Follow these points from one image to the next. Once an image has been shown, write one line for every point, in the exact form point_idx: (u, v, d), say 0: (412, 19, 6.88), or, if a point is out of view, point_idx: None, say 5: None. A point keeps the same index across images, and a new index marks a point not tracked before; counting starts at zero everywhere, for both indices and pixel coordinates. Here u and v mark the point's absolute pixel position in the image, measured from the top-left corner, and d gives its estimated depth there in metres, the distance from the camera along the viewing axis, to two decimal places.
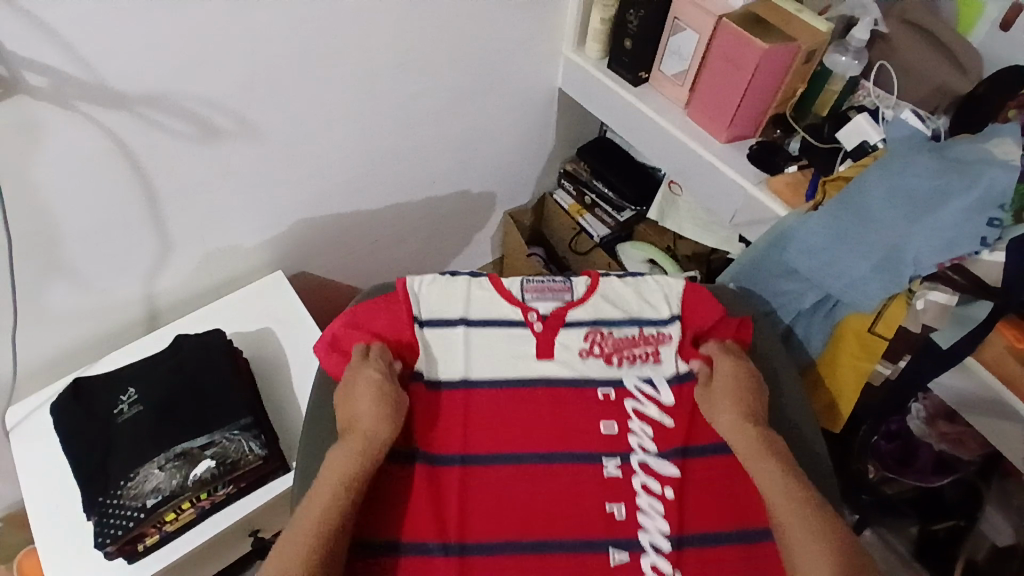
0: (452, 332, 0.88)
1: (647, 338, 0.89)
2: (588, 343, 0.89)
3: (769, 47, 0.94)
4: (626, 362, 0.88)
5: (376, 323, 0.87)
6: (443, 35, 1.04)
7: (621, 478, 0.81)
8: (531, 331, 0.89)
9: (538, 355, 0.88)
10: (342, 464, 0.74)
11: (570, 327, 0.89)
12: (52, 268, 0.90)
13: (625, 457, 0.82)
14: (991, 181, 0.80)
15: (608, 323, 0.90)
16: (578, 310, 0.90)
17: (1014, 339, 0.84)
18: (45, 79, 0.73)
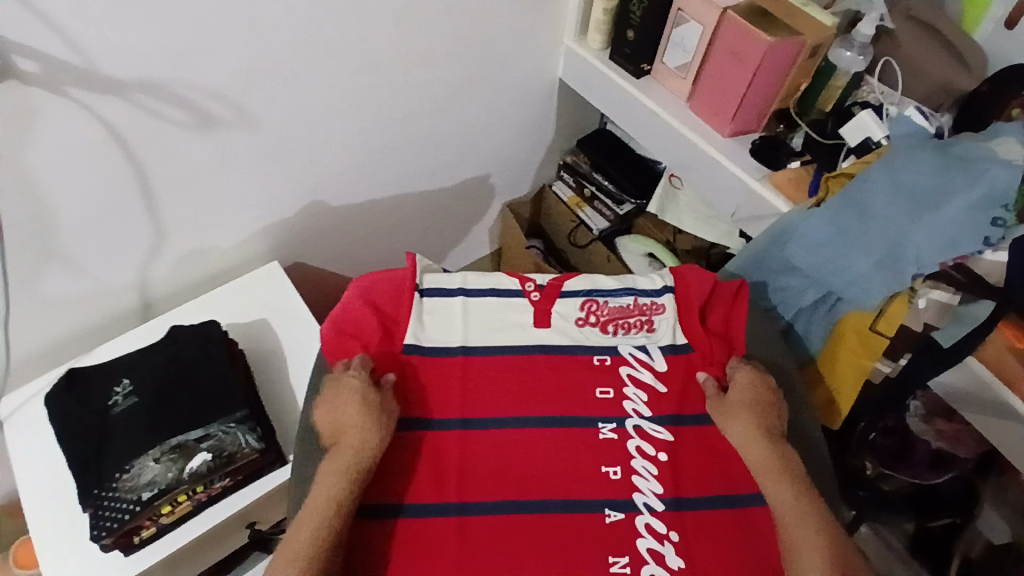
0: (451, 301, 0.88)
1: (641, 308, 0.90)
2: (583, 312, 0.89)
3: (773, 41, 0.93)
4: (620, 331, 0.88)
5: (377, 293, 0.87)
6: (443, 24, 1.03)
7: (616, 441, 0.81)
8: (528, 300, 0.89)
9: (536, 324, 0.88)
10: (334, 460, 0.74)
11: (565, 298, 0.90)
12: (46, 257, 0.89)
13: (621, 421, 0.82)
14: (994, 180, 0.80)
15: (603, 292, 0.90)
16: (574, 280, 0.91)
17: (1014, 339, 0.85)
18: (37, 65, 0.72)
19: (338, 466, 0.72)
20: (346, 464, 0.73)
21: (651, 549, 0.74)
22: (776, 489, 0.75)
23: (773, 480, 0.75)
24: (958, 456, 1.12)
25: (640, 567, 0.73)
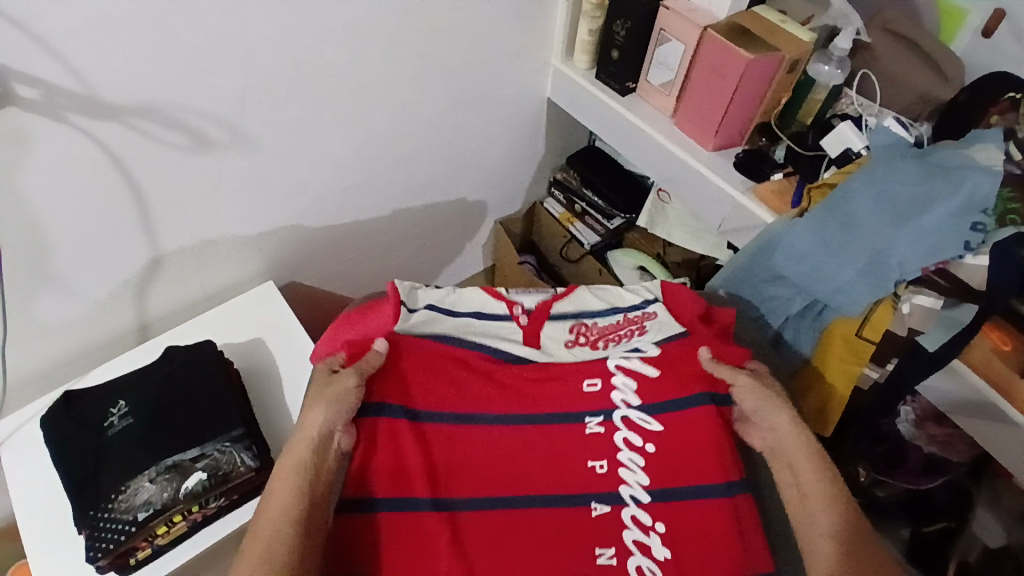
0: (443, 319, 0.88)
1: (632, 321, 0.91)
2: (573, 334, 0.89)
3: (753, 57, 0.96)
4: (611, 344, 0.89)
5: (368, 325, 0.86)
6: (434, 46, 1.06)
7: (603, 435, 0.81)
8: (517, 324, 0.89)
9: (526, 343, 0.88)
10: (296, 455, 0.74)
11: (554, 320, 0.90)
12: (44, 279, 0.90)
13: (608, 414, 0.82)
14: (973, 187, 0.82)
15: (591, 315, 0.92)
16: (562, 302, 0.92)
17: (999, 341, 0.85)
18: (36, 91, 0.74)
19: (305, 460, 0.73)
20: (308, 458, 0.73)
21: (636, 540, 0.76)
22: (806, 473, 0.76)
23: (803, 465, 0.76)
24: (949, 460, 1.13)
25: (626, 559, 0.75)
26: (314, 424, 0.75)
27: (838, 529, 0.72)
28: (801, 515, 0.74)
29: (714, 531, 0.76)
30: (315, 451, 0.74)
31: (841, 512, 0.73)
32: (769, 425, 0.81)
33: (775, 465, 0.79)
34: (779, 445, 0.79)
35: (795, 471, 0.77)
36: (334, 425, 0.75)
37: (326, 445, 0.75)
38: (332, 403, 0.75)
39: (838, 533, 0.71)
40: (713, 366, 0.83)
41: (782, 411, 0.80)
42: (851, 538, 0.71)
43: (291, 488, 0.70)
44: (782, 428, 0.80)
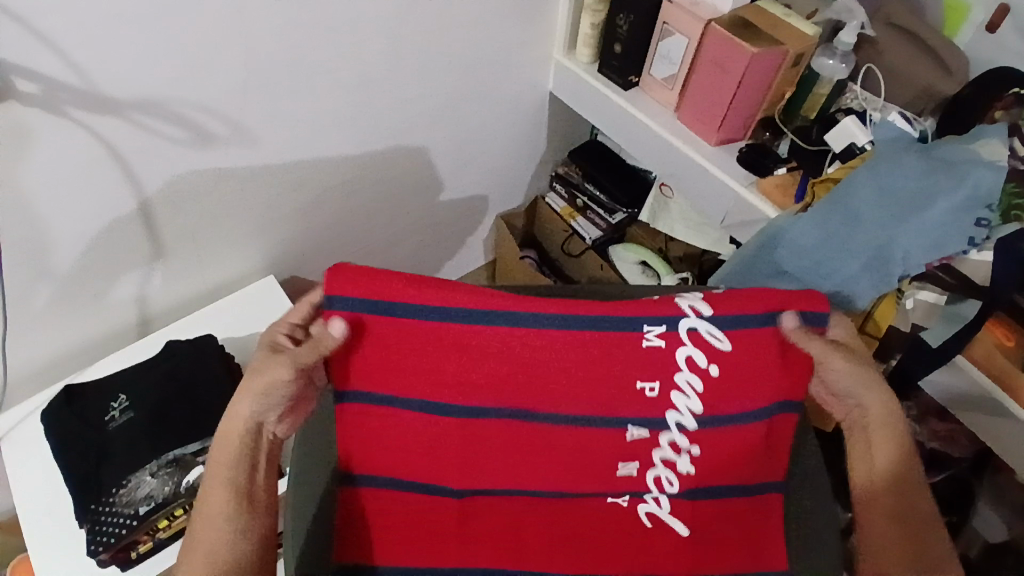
0: None
1: None
2: None
3: (757, 51, 0.95)
4: None
5: None
6: (436, 40, 1.05)
7: (663, 350, 0.70)
8: None
9: None
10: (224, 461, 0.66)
11: None
12: (44, 274, 0.90)
13: (672, 325, 0.70)
14: (979, 181, 0.81)
15: None
16: None
17: (1003, 337, 0.86)
18: (37, 86, 0.74)
19: (235, 465, 0.66)
20: (243, 454, 0.67)
21: (664, 458, 0.73)
22: (882, 456, 0.71)
23: (881, 447, 0.71)
24: (951, 455, 1.13)
25: (647, 470, 0.74)
26: (241, 418, 0.67)
27: (905, 520, 0.69)
28: (868, 499, 0.71)
29: (740, 451, 0.74)
30: (246, 444, 0.67)
31: (910, 503, 0.70)
32: (854, 400, 0.72)
33: (852, 436, 0.73)
34: (863, 420, 0.72)
35: (872, 452, 0.71)
36: (263, 417, 0.67)
37: (258, 435, 0.68)
38: (260, 395, 0.66)
39: (905, 526, 0.69)
40: (803, 341, 0.70)
41: (873, 389, 0.70)
42: (918, 530, 0.69)
43: (222, 506, 0.65)
44: (869, 404, 0.71)
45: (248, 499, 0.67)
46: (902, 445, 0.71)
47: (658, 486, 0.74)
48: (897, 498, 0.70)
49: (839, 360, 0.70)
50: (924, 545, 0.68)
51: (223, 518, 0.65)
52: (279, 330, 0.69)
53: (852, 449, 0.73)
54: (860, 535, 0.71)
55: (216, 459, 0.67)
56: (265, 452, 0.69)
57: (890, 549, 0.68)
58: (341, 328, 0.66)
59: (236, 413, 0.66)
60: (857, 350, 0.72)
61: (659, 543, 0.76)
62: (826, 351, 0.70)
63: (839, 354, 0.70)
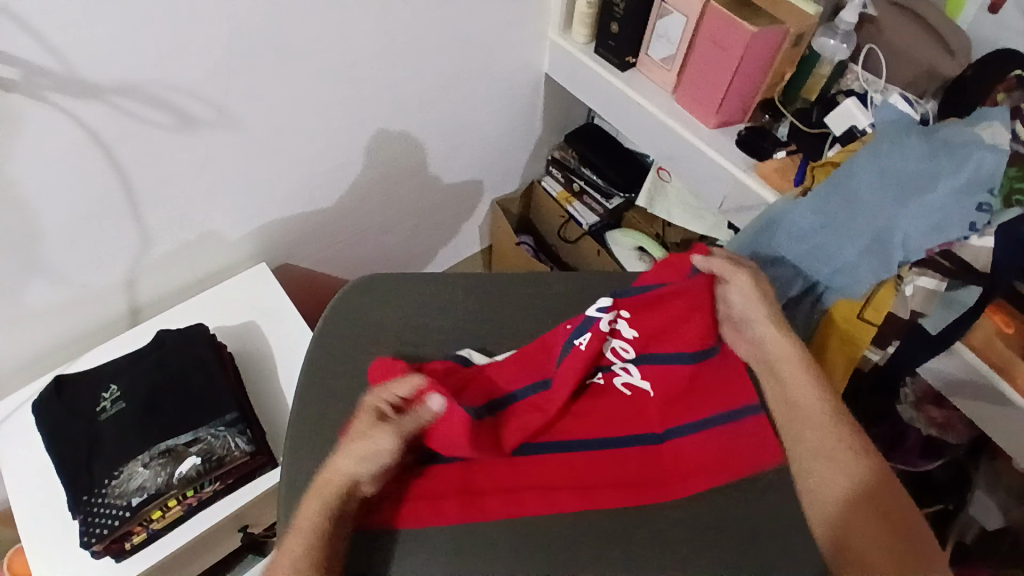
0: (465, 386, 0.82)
1: None
2: None
3: (757, 30, 0.93)
4: None
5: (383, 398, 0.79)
6: (426, 20, 1.02)
7: (593, 341, 0.73)
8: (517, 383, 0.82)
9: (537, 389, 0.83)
10: (306, 521, 0.63)
11: None
12: (30, 265, 0.88)
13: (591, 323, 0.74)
14: (979, 165, 0.80)
15: None
16: None
17: (1003, 324, 0.85)
18: (16, 70, 0.71)
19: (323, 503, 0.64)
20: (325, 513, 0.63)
21: (627, 382, 0.79)
22: (807, 397, 0.72)
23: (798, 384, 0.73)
24: (948, 441, 1.13)
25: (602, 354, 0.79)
26: (338, 476, 0.65)
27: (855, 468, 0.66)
28: (807, 461, 0.69)
29: (677, 309, 0.76)
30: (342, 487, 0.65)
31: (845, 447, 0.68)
32: (757, 337, 0.76)
33: (768, 376, 0.76)
34: (770, 361, 0.75)
35: (789, 391, 0.73)
36: (361, 477, 0.65)
37: (349, 497, 0.65)
38: (368, 456, 0.65)
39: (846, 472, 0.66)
40: (716, 263, 0.76)
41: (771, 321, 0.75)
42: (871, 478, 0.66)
43: (295, 561, 0.60)
44: (771, 338, 0.75)
45: (329, 549, 0.62)
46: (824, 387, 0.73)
47: (616, 356, 0.79)
48: (832, 439, 0.69)
49: (745, 278, 0.76)
50: (880, 493, 0.65)
51: (303, 566, 0.60)
52: (382, 396, 0.69)
53: (773, 395, 0.75)
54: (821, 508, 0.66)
55: (306, 511, 0.64)
56: (349, 511, 0.65)
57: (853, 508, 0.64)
58: (441, 403, 0.68)
59: (334, 471, 0.65)
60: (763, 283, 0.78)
61: (643, 407, 0.78)
62: (732, 269, 0.76)
63: (745, 274, 0.76)
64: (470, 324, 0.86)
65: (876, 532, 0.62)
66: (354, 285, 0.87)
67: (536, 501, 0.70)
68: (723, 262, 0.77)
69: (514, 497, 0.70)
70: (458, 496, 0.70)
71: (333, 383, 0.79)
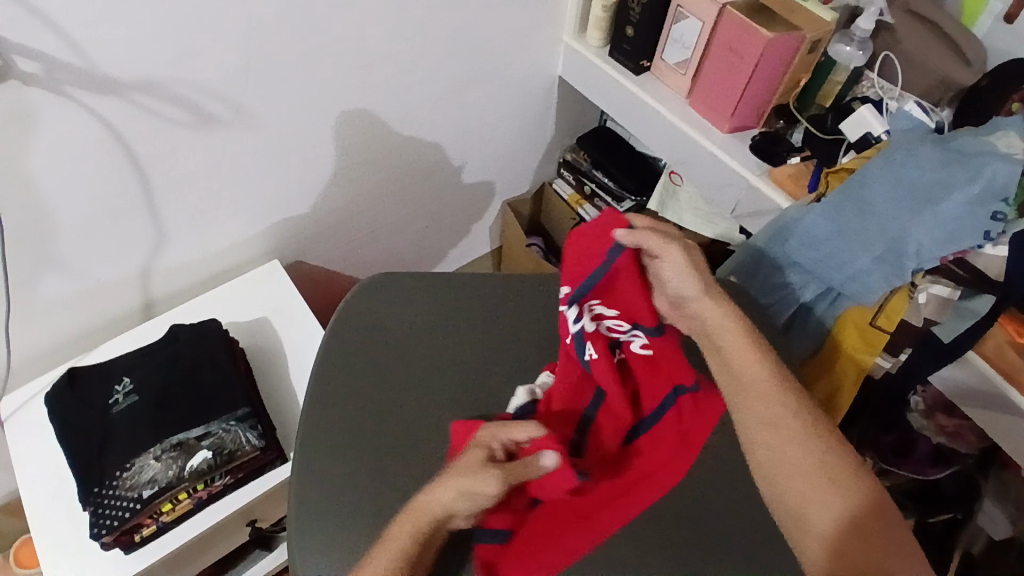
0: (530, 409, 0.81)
1: None
2: None
3: (772, 36, 0.93)
4: None
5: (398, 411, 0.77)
6: (442, 21, 1.03)
7: (594, 347, 0.74)
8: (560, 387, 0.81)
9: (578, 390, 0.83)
10: (393, 549, 0.60)
11: None
12: (46, 258, 0.89)
13: (581, 333, 0.74)
14: (993, 174, 0.80)
15: None
16: None
17: (1015, 333, 0.84)
18: (38, 65, 0.72)
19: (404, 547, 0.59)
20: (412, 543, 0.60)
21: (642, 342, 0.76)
22: (746, 368, 0.70)
23: (737, 357, 0.71)
24: (958, 450, 1.12)
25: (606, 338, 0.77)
26: (436, 506, 0.62)
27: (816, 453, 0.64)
28: (762, 454, 0.66)
29: (626, 276, 0.76)
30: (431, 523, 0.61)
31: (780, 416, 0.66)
32: (696, 310, 0.75)
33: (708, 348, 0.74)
34: (707, 331, 0.74)
35: (729, 363, 0.71)
36: (456, 511, 0.62)
37: (439, 528, 0.62)
38: (467, 495, 0.61)
39: (784, 439, 0.65)
40: (643, 236, 0.74)
41: (704, 294, 0.74)
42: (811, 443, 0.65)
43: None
44: (708, 311, 0.74)
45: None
46: (767, 354, 0.71)
47: (617, 332, 0.77)
48: (770, 408, 0.67)
49: (676, 252, 0.74)
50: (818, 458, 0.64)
51: None
52: (500, 437, 0.68)
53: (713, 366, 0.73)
54: (792, 505, 0.63)
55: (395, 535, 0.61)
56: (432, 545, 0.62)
57: (820, 502, 0.61)
58: (552, 462, 0.65)
59: (435, 499, 0.62)
60: (693, 252, 0.76)
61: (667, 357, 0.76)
62: (664, 245, 0.75)
63: (677, 249, 0.74)
64: (473, 345, 0.84)
65: (850, 531, 0.60)
66: (346, 307, 0.85)
67: (644, 489, 0.74)
68: (656, 237, 0.74)
69: (624, 505, 0.72)
70: (576, 523, 0.70)
71: (345, 381, 0.79)
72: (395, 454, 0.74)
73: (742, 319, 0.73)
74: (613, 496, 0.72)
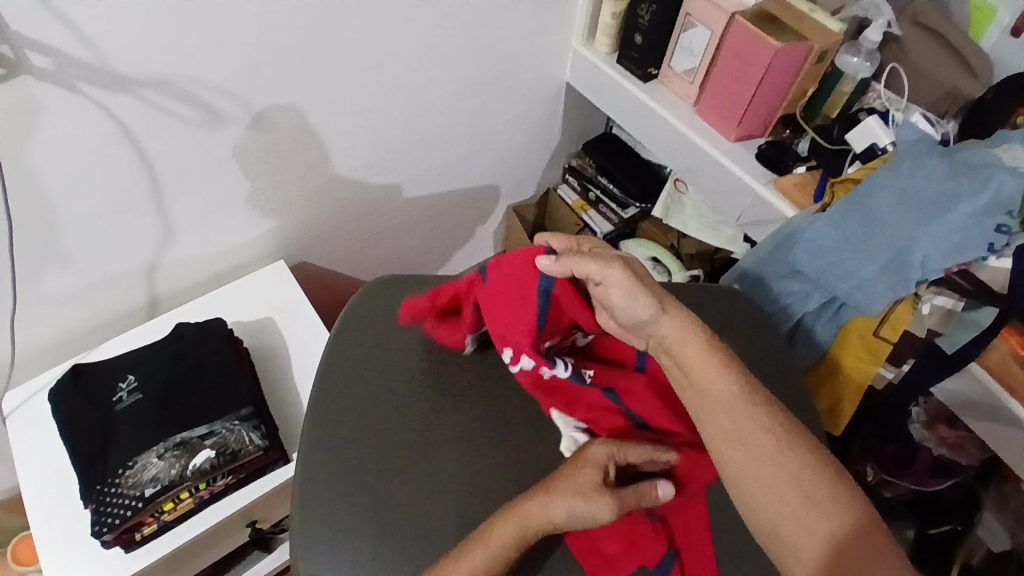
0: None
1: None
2: None
3: (781, 46, 0.93)
4: None
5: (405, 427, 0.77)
6: (452, 25, 1.03)
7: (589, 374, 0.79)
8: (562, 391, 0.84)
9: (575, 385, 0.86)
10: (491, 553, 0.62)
11: None
12: (53, 253, 0.89)
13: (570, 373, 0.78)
14: (999, 187, 0.80)
15: None
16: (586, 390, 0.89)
17: (1017, 345, 0.83)
18: (49, 60, 0.72)
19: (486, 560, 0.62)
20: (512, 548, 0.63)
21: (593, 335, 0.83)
22: (712, 383, 0.68)
23: (698, 371, 0.69)
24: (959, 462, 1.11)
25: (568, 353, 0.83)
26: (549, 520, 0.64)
27: (787, 467, 0.62)
28: (737, 477, 0.64)
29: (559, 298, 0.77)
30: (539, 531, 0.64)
31: (752, 433, 0.64)
32: (649, 325, 0.74)
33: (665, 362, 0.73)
34: (663, 345, 0.73)
35: (691, 380, 0.70)
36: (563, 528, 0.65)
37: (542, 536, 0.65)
38: (580, 515, 0.64)
39: (758, 460, 0.63)
40: (576, 263, 0.74)
41: (654, 309, 0.73)
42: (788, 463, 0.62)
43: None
44: (665, 325, 0.72)
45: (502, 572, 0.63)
46: (733, 367, 0.69)
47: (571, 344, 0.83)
48: (742, 426, 0.65)
49: (617, 271, 0.74)
50: (796, 478, 0.61)
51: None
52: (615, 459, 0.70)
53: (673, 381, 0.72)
54: (766, 525, 0.61)
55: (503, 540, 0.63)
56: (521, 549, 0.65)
57: (802, 523, 0.59)
58: (669, 491, 0.69)
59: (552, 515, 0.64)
60: (631, 266, 0.75)
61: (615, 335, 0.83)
62: (602, 269, 0.74)
63: (619, 270, 0.74)
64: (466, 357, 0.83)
65: (833, 548, 0.58)
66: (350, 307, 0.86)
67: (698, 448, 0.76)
68: (594, 263, 0.74)
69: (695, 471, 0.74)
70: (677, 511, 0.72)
71: (350, 381, 0.79)
72: (415, 451, 0.74)
73: (697, 326, 0.72)
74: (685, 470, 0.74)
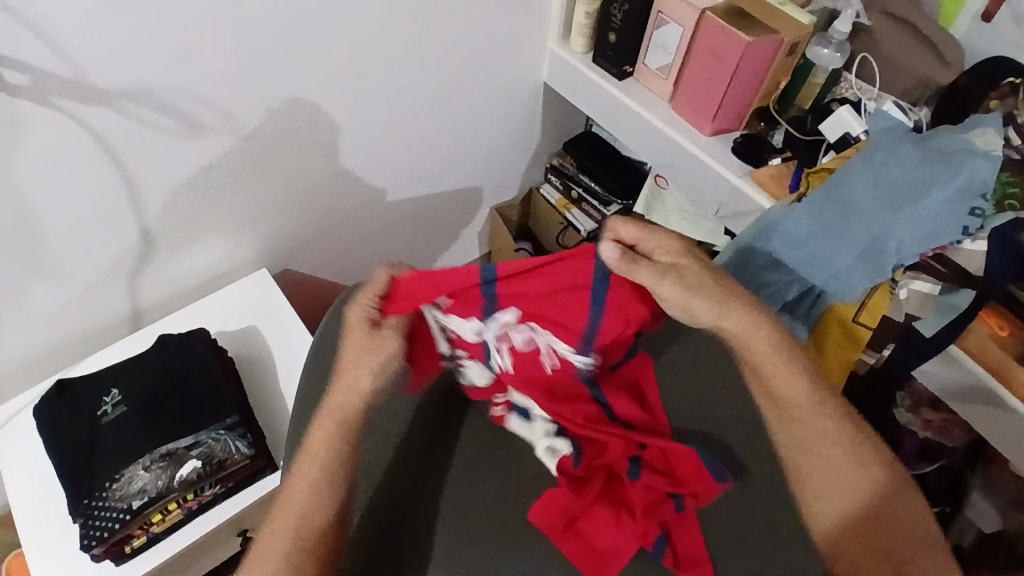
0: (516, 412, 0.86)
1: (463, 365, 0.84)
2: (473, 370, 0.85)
3: (752, 39, 0.94)
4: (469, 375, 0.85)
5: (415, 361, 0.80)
6: (428, 28, 1.04)
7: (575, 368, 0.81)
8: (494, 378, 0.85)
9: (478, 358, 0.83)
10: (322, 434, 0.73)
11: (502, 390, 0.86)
12: (34, 269, 0.89)
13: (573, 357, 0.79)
14: (974, 171, 0.82)
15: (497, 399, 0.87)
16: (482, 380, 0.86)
17: (996, 327, 0.86)
18: (26, 77, 0.73)
19: (322, 463, 0.71)
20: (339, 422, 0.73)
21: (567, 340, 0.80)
22: (776, 378, 0.73)
23: (765, 368, 0.73)
24: (945, 446, 1.13)
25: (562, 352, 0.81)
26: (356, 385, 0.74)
27: (844, 455, 0.70)
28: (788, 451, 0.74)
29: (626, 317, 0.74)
30: (357, 409, 0.74)
31: (807, 423, 0.72)
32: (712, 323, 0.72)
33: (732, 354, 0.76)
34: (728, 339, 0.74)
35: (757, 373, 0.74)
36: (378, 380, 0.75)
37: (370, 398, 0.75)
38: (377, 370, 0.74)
39: (813, 447, 0.72)
40: (630, 270, 0.65)
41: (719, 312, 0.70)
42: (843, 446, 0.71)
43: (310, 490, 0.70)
44: (732, 326, 0.71)
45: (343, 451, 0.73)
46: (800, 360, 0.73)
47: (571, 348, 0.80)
48: (802, 415, 0.73)
49: (670, 283, 0.66)
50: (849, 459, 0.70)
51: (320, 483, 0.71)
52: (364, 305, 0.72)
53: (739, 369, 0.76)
54: (806, 496, 0.72)
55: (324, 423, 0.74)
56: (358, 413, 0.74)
57: (847, 496, 0.70)
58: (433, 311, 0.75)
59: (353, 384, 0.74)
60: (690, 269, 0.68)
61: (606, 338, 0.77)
62: (655, 280, 0.66)
63: (672, 282, 0.66)
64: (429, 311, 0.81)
65: (865, 517, 0.69)
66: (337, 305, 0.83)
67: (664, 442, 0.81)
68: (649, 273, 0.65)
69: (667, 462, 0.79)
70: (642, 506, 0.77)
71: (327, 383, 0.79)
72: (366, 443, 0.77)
73: (764, 321, 0.72)
74: (655, 464, 0.79)
